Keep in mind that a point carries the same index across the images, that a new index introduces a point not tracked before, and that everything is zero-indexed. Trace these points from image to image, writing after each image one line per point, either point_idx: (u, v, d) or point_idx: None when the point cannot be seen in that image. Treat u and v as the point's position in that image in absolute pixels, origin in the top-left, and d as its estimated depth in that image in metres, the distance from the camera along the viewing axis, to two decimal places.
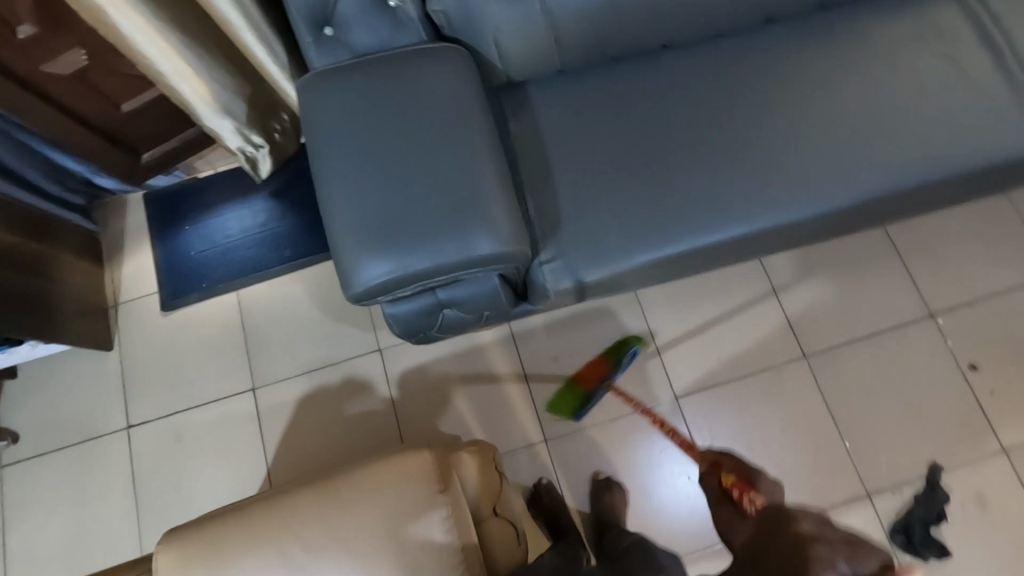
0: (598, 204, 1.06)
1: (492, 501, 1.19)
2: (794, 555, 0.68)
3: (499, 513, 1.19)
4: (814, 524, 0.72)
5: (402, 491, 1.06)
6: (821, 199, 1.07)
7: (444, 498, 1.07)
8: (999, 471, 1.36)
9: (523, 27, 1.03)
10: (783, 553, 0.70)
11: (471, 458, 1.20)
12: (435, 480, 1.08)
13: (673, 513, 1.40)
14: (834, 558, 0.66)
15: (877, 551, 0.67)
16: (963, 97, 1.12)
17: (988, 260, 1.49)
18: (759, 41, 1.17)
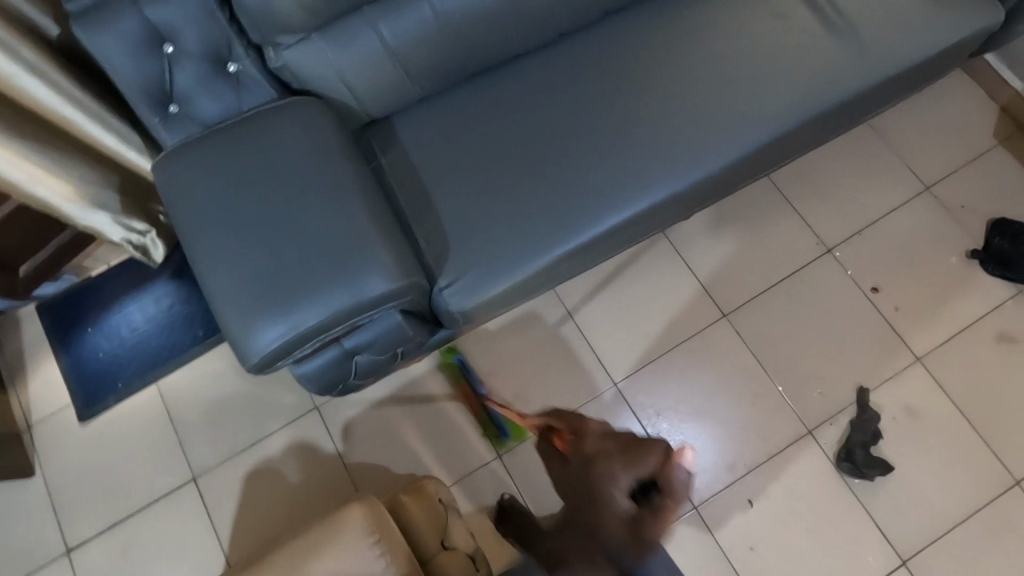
0: (485, 219, 1.08)
1: (440, 534, 1.24)
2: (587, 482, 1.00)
3: (449, 545, 1.24)
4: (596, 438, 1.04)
5: (339, 552, 1.11)
6: (695, 168, 1.12)
7: (381, 549, 1.12)
8: (918, 379, 1.45)
9: (367, 65, 1.05)
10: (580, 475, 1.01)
11: (409, 500, 1.26)
12: (369, 532, 1.12)
13: None
14: (618, 475, 0.98)
15: (649, 452, 0.99)
16: (797, 46, 1.19)
17: (866, 187, 1.58)
18: (605, 30, 1.21)
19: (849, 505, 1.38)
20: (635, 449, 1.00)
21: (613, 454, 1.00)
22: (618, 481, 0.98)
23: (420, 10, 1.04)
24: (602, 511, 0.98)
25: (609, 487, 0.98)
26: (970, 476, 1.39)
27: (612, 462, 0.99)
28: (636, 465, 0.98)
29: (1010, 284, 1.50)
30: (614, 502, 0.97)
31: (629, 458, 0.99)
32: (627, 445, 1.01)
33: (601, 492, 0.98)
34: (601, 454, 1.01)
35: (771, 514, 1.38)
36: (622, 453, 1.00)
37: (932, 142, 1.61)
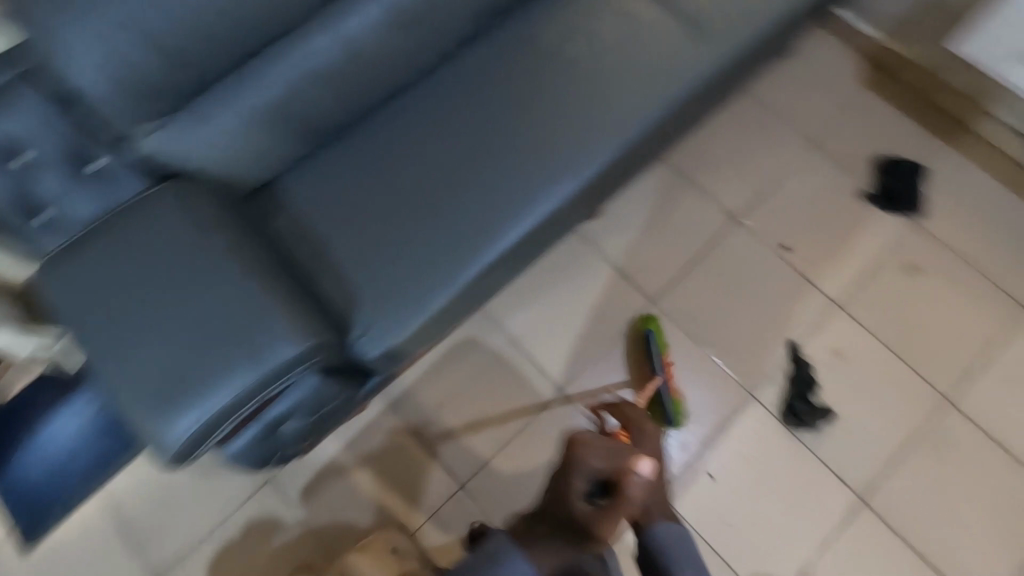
0: (387, 261, 1.09)
1: None
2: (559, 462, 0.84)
3: None
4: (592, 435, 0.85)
5: None
6: (579, 171, 1.15)
7: None
8: (840, 323, 1.51)
9: (234, 136, 1.05)
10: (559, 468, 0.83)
11: (363, 556, 1.27)
12: None
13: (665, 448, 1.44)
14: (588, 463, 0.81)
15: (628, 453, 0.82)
16: (651, 37, 1.24)
17: (759, 151, 1.65)
18: (469, 56, 1.24)
19: (802, 457, 1.43)
20: (620, 445, 0.83)
21: (592, 443, 0.83)
22: (589, 468, 0.80)
23: (274, 72, 1.03)
24: (561, 494, 0.81)
25: (579, 474, 0.80)
26: (905, 404, 1.46)
27: (591, 452, 0.81)
28: (614, 460, 0.81)
29: (904, 215, 1.59)
30: (574, 492, 0.80)
31: (614, 451, 0.82)
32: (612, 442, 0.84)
33: (567, 477, 0.81)
34: (586, 444, 0.82)
35: (733, 483, 1.42)
36: (609, 444, 0.83)
37: (809, 98, 1.70)
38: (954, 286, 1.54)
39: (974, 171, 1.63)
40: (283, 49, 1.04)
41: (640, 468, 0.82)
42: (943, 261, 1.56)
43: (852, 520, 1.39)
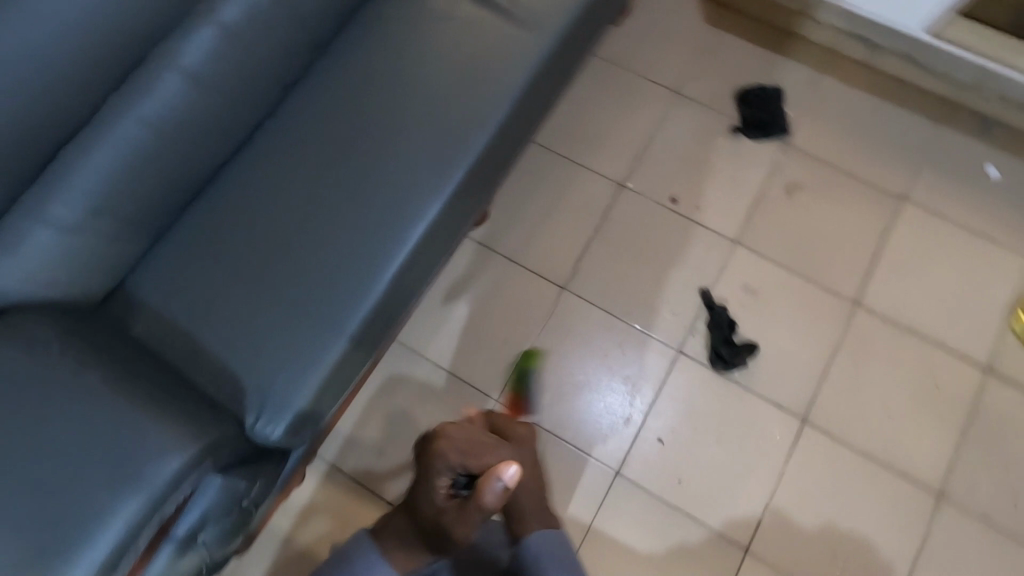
0: (265, 336, 1.04)
1: None
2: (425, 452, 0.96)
3: None
4: (453, 430, 0.96)
5: None
6: (440, 189, 1.11)
7: None
8: (743, 259, 1.55)
9: (54, 254, 0.95)
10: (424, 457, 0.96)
11: None
12: None
13: (584, 412, 1.47)
14: (450, 461, 0.93)
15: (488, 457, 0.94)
16: (479, 34, 1.20)
17: (626, 114, 1.66)
18: (300, 99, 1.18)
19: (739, 397, 1.46)
20: (479, 447, 0.95)
21: (453, 443, 0.94)
22: (446, 464, 0.93)
23: (75, 174, 0.95)
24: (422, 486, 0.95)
25: (438, 470, 0.93)
26: (819, 319, 1.51)
27: (451, 451, 0.93)
28: (470, 459, 0.94)
29: (774, 141, 1.63)
30: (433, 484, 0.93)
31: (472, 450, 0.94)
32: (474, 445, 0.95)
33: (428, 470, 0.94)
34: (446, 441, 0.94)
35: (681, 441, 1.44)
36: (468, 443, 0.95)
37: (659, 51, 1.71)
38: (837, 194, 1.59)
39: (828, 82, 1.67)
40: (77, 148, 0.96)
41: (500, 474, 0.88)
42: (820, 176, 1.60)
43: (799, 444, 1.43)
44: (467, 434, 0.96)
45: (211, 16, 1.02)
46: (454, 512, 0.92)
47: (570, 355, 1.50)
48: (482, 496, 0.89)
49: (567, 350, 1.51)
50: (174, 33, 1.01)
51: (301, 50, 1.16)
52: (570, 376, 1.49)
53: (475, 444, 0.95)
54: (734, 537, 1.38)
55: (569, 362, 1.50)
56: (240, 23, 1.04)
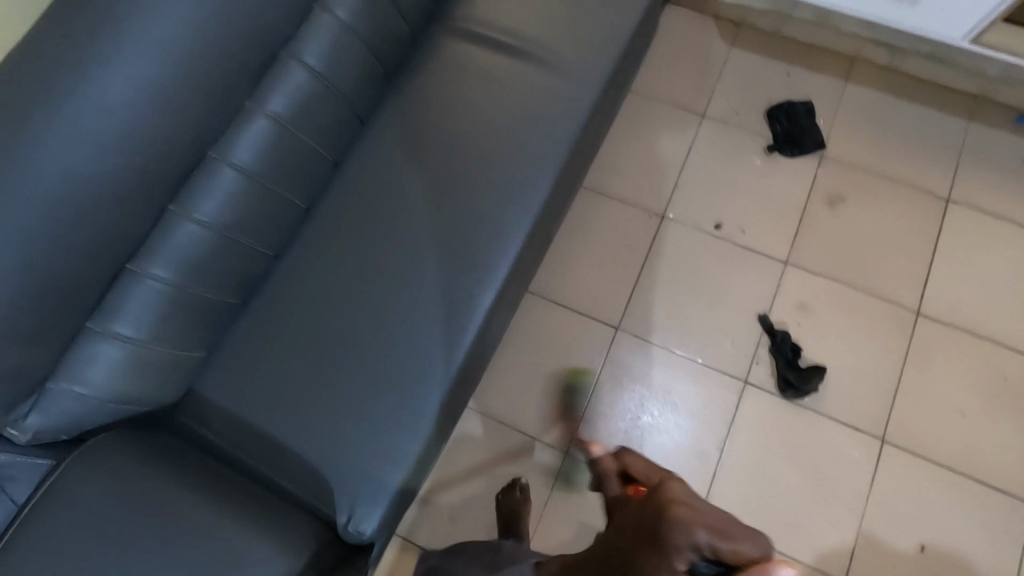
0: (347, 426, 1.01)
1: None
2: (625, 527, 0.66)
3: None
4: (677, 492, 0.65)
5: None
6: (503, 254, 1.08)
7: None
8: (796, 279, 1.52)
9: (125, 371, 0.91)
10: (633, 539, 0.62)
11: None
12: None
13: (655, 445, 1.44)
14: (692, 542, 0.58)
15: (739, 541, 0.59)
16: (520, 91, 1.17)
17: (657, 145, 1.63)
18: (346, 177, 1.14)
19: (813, 422, 1.43)
20: (726, 532, 0.59)
21: (691, 522, 0.58)
22: (687, 543, 0.57)
23: (142, 286, 0.92)
24: (613, 556, 0.65)
25: (674, 551, 0.57)
26: (884, 332, 1.47)
27: (690, 537, 0.58)
28: (725, 541, 0.57)
29: (810, 155, 1.60)
30: (665, 573, 0.57)
31: (726, 521, 0.60)
32: (713, 529, 0.58)
33: (656, 551, 0.58)
34: (684, 509, 0.60)
35: (760, 473, 1.41)
36: (722, 517, 0.60)
37: (681, 76, 1.69)
38: (883, 202, 1.56)
39: (854, 90, 1.64)
40: (142, 260, 0.92)
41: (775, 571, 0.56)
42: (861, 185, 1.57)
43: (881, 463, 1.39)
44: (704, 519, 0.59)
45: (262, 106, 0.99)
46: None
47: (637, 388, 1.47)
48: None
49: (634, 384, 1.48)
50: (229, 130, 0.97)
51: (344, 128, 1.11)
52: (638, 410, 1.46)
53: (722, 531, 0.58)
54: (826, 568, 1.34)
55: (637, 394, 1.47)
56: (290, 110, 1.01)
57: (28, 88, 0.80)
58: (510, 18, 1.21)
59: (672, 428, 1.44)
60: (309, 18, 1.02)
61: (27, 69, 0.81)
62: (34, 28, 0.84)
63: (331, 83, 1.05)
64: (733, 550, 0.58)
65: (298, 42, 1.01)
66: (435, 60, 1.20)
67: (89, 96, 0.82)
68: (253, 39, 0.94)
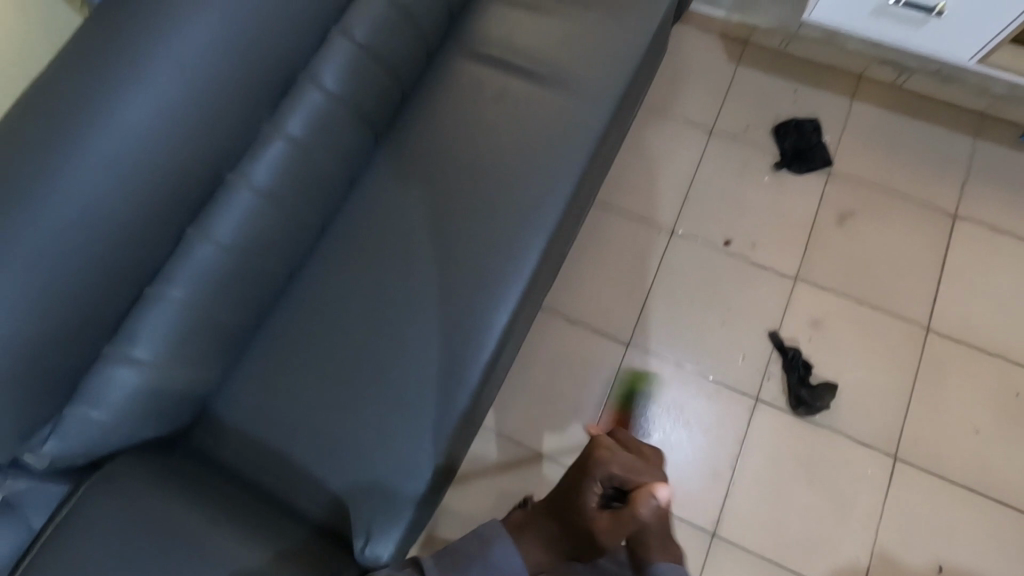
0: (362, 448, 1.00)
1: None
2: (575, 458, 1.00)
3: None
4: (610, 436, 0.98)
5: None
6: (517, 273, 1.08)
7: None
8: (806, 295, 1.52)
9: (138, 397, 0.89)
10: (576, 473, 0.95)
11: None
12: None
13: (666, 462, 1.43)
14: (608, 468, 0.93)
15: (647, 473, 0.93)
16: (533, 111, 1.17)
17: (665, 161, 1.65)
18: (362, 196, 1.14)
19: (825, 439, 1.42)
20: (636, 468, 0.94)
21: (614, 456, 0.94)
22: (604, 471, 0.93)
23: (158, 310, 0.91)
24: (576, 491, 0.93)
25: (594, 475, 0.92)
26: (893, 348, 1.47)
27: (607, 462, 0.93)
28: (625, 474, 0.92)
29: (818, 171, 1.61)
30: (587, 488, 0.92)
31: (630, 463, 0.94)
32: (625, 463, 0.94)
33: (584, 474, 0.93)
34: (608, 451, 0.95)
35: (772, 490, 1.40)
36: (628, 460, 0.94)
37: (688, 93, 1.70)
38: (891, 218, 1.56)
39: (861, 108, 1.65)
40: (159, 283, 0.91)
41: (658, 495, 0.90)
42: (870, 200, 1.58)
43: (894, 481, 1.39)
44: (621, 454, 0.95)
45: (278, 129, 0.98)
46: (605, 520, 0.89)
47: (647, 403, 1.47)
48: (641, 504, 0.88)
49: (644, 400, 1.48)
50: (246, 153, 0.98)
51: (360, 149, 1.12)
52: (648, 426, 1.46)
53: (630, 465, 0.94)
54: None
55: (647, 411, 1.47)
56: (307, 132, 1.01)
57: (52, 120, 0.83)
58: (523, 39, 1.22)
59: (683, 445, 1.44)
60: (325, 41, 1.02)
61: (51, 102, 0.83)
62: (61, 59, 0.86)
63: (346, 105, 1.05)
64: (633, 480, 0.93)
65: (314, 65, 1.01)
66: (448, 81, 1.20)
67: (110, 124, 0.84)
68: (266, 63, 0.95)
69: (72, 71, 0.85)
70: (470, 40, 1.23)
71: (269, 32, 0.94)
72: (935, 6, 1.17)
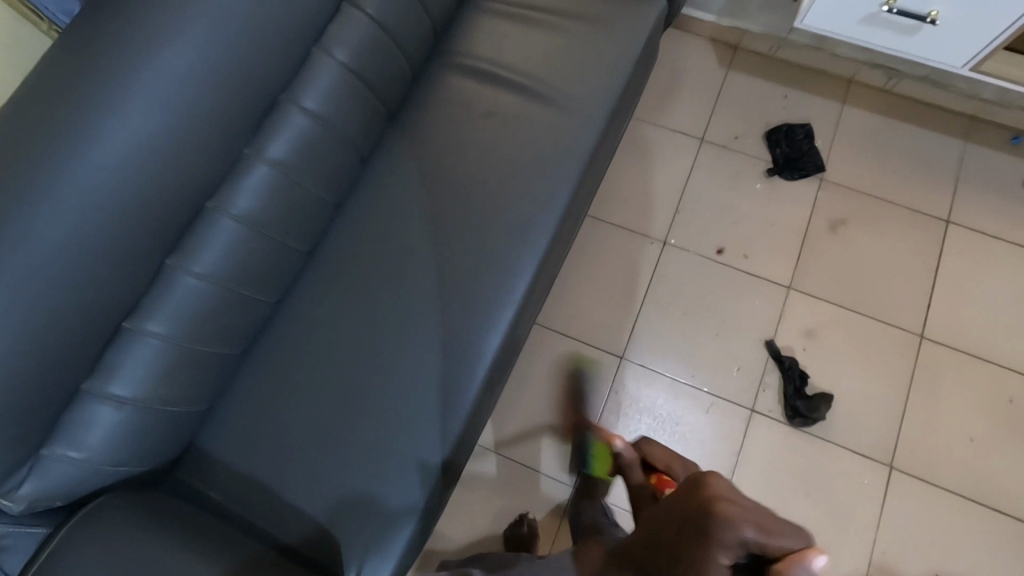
0: (354, 479, 0.98)
1: None
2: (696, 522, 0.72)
3: None
4: (731, 486, 0.75)
5: None
6: (510, 293, 1.06)
7: None
8: (800, 304, 1.51)
9: (120, 436, 0.87)
10: (693, 538, 0.71)
11: None
12: None
13: None
14: (741, 531, 0.68)
15: (785, 526, 0.70)
16: (522, 128, 1.15)
17: (657, 170, 1.63)
18: (350, 218, 1.12)
19: (821, 449, 1.42)
20: (774, 522, 0.70)
21: (741, 512, 0.70)
22: (735, 537, 0.68)
23: (140, 345, 0.88)
24: (693, 560, 0.69)
25: (721, 543, 0.68)
26: (888, 356, 1.47)
27: (738, 521, 0.69)
28: (768, 537, 0.68)
29: (811, 178, 1.60)
30: (715, 559, 0.68)
31: (769, 519, 0.69)
32: (763, 522, 0.70)
33: (707, 540, 0.69)
34: (729, 505, 0.71)
35: (769, 501, 1.39)
36: (762, 512, 0.71)
37: (679, 100, 1.68)
38: (884, 225, 1.56)
39: (853, 113, 1.64)
40: (140, 317, 0.89)
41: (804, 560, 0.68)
42: (862, 207, 1.57)
43: (890, 490, 1.39)
44: (752, 505, 0.72)
45: (260, 154, 0.96)
46: None
47: (643, 418, 1.46)
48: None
49: (639, 414, 1.46)
50: (228, 180, 0.95)
51: (347, 171, 1.09)
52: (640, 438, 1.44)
53: (768, 521, 0.70)
54: None
55: (641, 424, 1.45)
56: (290, 157, 0.98)
57: (24, 153, 0.80)
58: (510, 53, 1.20)
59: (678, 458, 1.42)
60: (308, 63, 1.00)
61: (23, 134, 0.81)
62: (34, 88, 0.84)
63: (331, 126, 1.02)
64: (779, 547, 0.68)
65: (296, 87, 0.99)
66: (435, 98, 1.18)
67: (86, 156, 0.81)
68: (246, 87, 0.92)
69: (43, 101, 0.82)
70: (457, 55, 1.21)
71: (248, 54, 0.91)
72: (926, 15, 1.15)
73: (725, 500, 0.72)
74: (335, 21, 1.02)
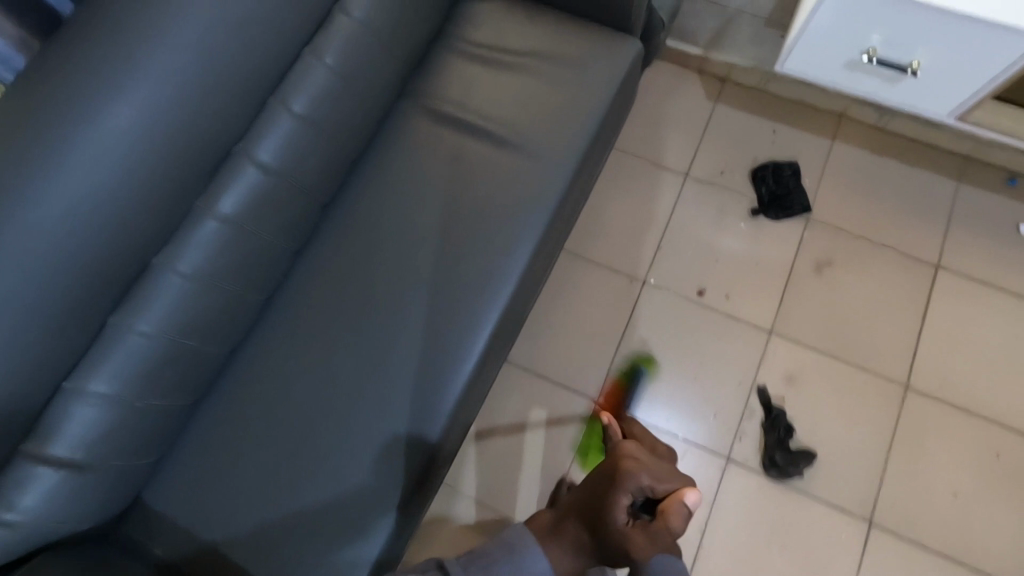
0: (299, 541, 0.95)
1: None
2: (609, 472, 0.85)
3: None
4: (630, 443, 0.90)
5: None
6: (469, 347, 1.03)
7: None
8: (781, 349, 1.47)
9: (56, 502, 0.85)
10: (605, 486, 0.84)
11: None
12: None
13: None
14: (640, 476, 0.83)
15: (672, 475, 0.85)
16: (487, 175, 1.12)
17: (639, 205, 1.60)
18: (309, 267, 1.10)
19: (798, 502, 1.38)
20: (662, 470, 0.86)
21: (640, 460, 0.85)
22: (636, 483, 0.82)
23: (80, 406, 0.86)
24: (604, 502, 0.82)
25: (627, 488, 0.82)
26: (871, 407, 1.42)
27: (638, 469, 0.83)
28: (659, 483, 0.83)
29: (796, 218, 1.56)
30: (620, 502, 0.81)
31: (660, 471, 0.84)
32: (653, 468, 0.85)
33: (614, 486, 0.82)
34: (636, 461, 0.85)
35: (741, 555, 1.35)
36: (656, 467, 0.85)
37: (664, 134, 1.65)
38: (871, 269, 1.51)
39: (842, 150, 1.60)
40: (81, 377, 0.87)
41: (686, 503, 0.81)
42: (849, 249, 1.53)
43: (869, 548, 1.34)
44: (646, 456, 0.87)
45: (210, 209, 0.95)
46: (640, 536, 0.79)
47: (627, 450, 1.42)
48: (674, 518, 0.80)
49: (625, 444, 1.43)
50: (175, 236, 0.94)
51: (304, 219, 1.08)
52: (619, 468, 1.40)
53: (656, 468, 0.85)
54: None
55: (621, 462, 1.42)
56: (241, 211, 0.97)
57: None
58: (478, 98, 1.17)
59: None
60: (262, 114, 0.99)
61: None
62: None
63: (286, 178, 1.01)
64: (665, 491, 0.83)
65: (249, 141, 0.98)
66: (400, 142, 1.16)
67: (23, 218, 0.79)
68: (197, 144, 0.91)
69: None
70: (424, 98, 1.19)
71: (199, 110, 0.90)
72: (908, 65, 1.11)
73: (630, 453, 0.86)
74: (293, 70, 1.01)
